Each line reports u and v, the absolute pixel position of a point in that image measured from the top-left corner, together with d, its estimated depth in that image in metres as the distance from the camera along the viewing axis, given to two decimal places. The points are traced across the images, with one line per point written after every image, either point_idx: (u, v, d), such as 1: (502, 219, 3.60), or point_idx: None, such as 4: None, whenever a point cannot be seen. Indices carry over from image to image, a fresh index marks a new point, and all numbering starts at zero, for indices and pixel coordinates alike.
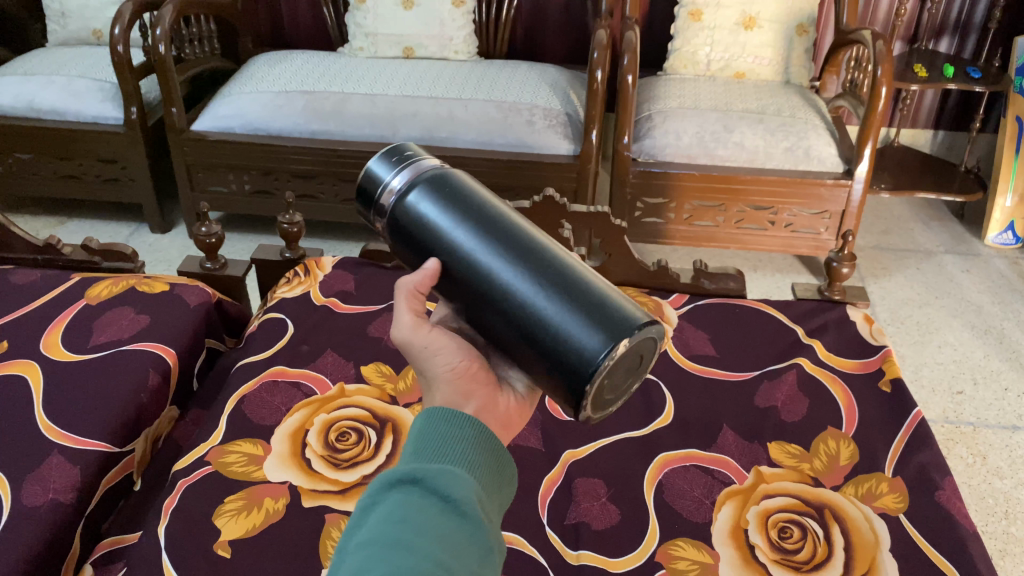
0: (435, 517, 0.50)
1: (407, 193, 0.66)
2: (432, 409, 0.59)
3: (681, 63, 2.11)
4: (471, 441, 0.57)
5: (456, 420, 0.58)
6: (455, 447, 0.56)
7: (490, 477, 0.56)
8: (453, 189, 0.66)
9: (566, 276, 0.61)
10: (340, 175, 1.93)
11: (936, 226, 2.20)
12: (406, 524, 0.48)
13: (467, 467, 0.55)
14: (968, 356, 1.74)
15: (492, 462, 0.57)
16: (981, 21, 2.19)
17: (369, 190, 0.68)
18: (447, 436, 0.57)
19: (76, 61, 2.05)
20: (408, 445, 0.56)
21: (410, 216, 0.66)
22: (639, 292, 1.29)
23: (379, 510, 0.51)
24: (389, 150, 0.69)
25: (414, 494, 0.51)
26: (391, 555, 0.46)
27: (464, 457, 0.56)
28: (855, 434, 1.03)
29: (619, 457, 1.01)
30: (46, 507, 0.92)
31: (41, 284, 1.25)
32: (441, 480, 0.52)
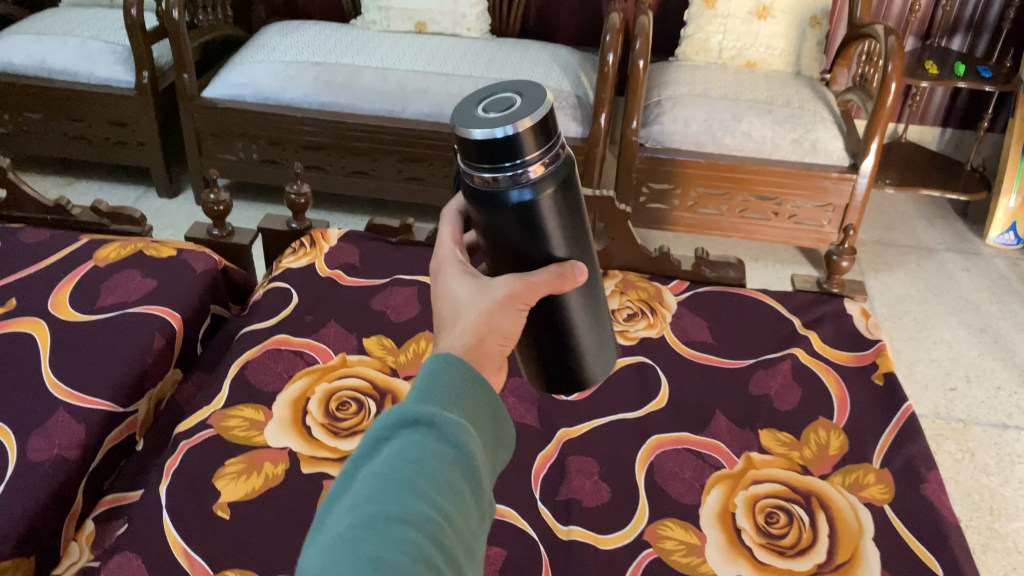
0: (448, 466, 0.48)
1: (530, 196, 0.57)
2: (450, 350, 0.55)
3: (693, 50, 2.11)
4: (486, 383, 0.54)
5: (474, 366, 0.54)
6: (474, 387, 0.53)
7: (495, 424, 0.54)
8: (566, 192, 0.60)
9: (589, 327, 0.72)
10: (348, 148, 1.94)
11: (939, 223, 2.21)
12: (418, 468, 0.46)
13: (479, 413, 0.52)
14: (963, 354, 1.75)
15: (499, 409, 0.55)
16: (994, 20, 2.18)
17: (493, 164, 0.55)
18: (466, 374, 0.53)
19: (89, 22, 2.06)
20: (423, 370, 0.53)
21: (525, 217, 0.59)
22: (640, 277, 1.30)
23: (390, 443, 0.48)
24: (537, 123, 0.54)
25: (427, 436, 0.49)
26: (401, 498, 0.44)
27: (479, 401, 0.53)
28: (846, 425, 1.05)
29: (612, 438, 1.03)
30: (50, 462, 0.94)
31: (50, 244, 1.27)
32: (456, 428, 0.50)
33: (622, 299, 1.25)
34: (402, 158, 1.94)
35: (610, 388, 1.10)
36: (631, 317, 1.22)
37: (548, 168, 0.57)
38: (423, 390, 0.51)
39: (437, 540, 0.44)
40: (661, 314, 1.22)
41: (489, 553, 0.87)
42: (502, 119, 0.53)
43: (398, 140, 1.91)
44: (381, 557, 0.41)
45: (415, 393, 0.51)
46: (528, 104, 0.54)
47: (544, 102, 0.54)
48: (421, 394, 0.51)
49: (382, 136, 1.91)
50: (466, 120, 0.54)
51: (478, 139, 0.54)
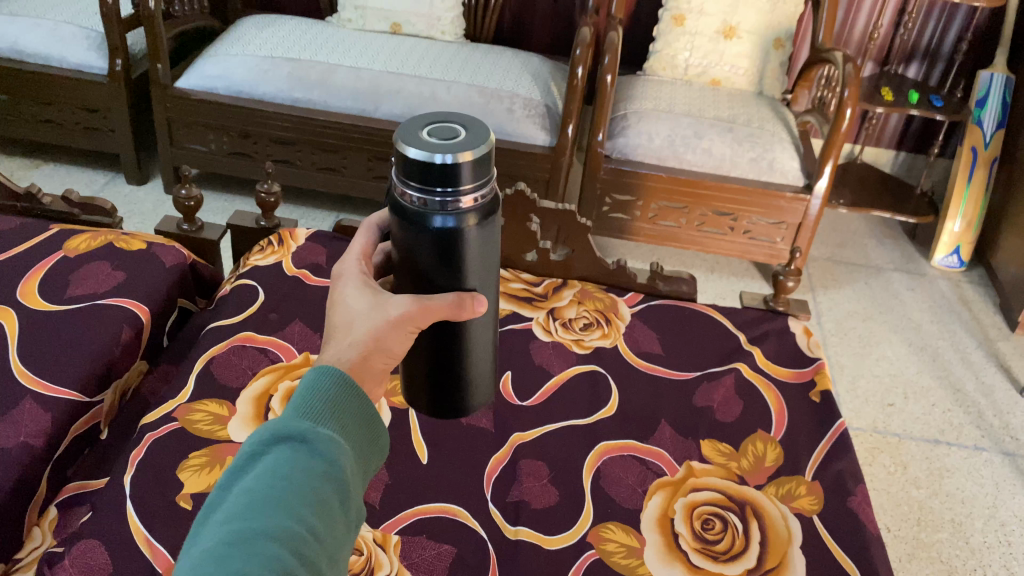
0: (315, 482, 0.53)
1: (448, 229, 0.58)
2: (326, 365, 0.60)
3: (661, 66, 2.17)
4: (359, 401, 0.59)
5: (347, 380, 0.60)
6: (346, 406, 0.58)
7: (366, 440, 0.59)
8: (489, 232, 0.61)
9: (484, 353, 0.72)
10: (319, 145, 1.97)
11: (888, 243, 2.30)
12: (287, 485, 0.51)
13: (349, 430, 0.58)
14: (903, 371, 1.84)
15: (369, 426, 0.60)
16: (949, 51, 2.28)
17: (427, 181, 0.55)
18: (340, 395, 0.58)
19: (63, 6, 2.06)
20: (300, 391, 0.58)
21: (442, 242, 0.59)
22: (597, 288, 1.35)
23: (263, 462, 0.53)
24: (478, 160, 0.55)
25: (299, 455, 0.54)
26: (268, 513, 0.50)
27: (349, 420, 0.58)
28: (782, 438, 1.12)
29: (562, 443, 1.08)
30: (17, 449, 0.97)
31: (20, 232, 1.29)
32: (324, 445, 0.55)
33: (579, 309, 1.30)
34: (372, 157, 1.97)
35: (563, 394, 1.16)
36: (586, 327, 1.27)
37: (475, 205, 0.58)
38: (297, 412, 0.56)
39: (301, 550, 0.49)
40: (615, 324, 1.28)
41: (439, 550, 0.91)
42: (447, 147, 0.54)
43: (369, 139, 1.94)
44: (247, 566, 0.46)
45: (289, 415, 0.56)
46: (474, 139, 0.55)
47: (489, 141, 0.55)
48: (296, 415, 0.56)
49: (354, 135, 1.94)
50: (410, 138, 0.55)
51: (416, 159, 0.54)
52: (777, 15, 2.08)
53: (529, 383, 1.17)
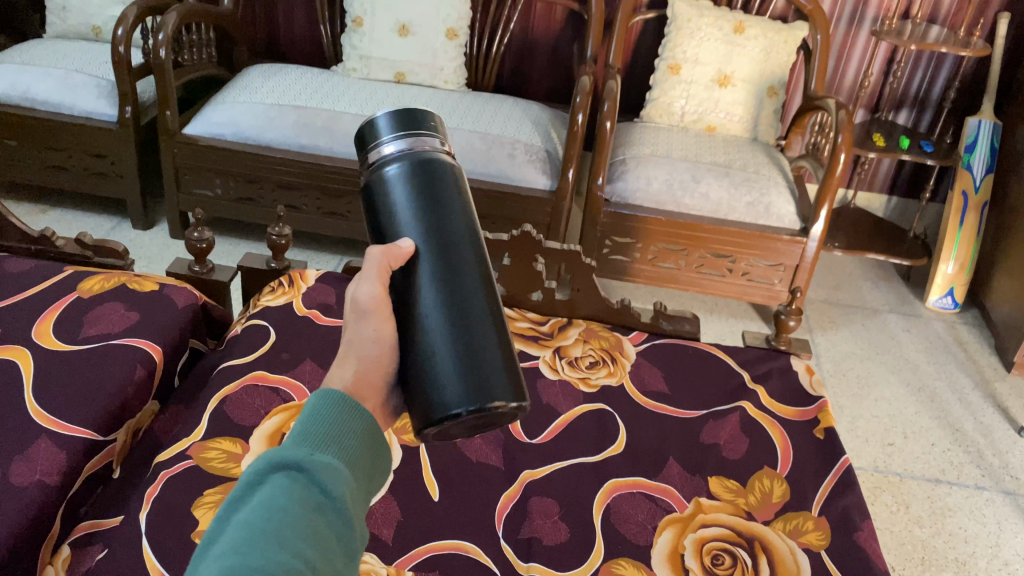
0: (312, 513, 0.51)
1: (392, 169, 0.65)
2: (326, 391, 0.59)
3: (658, 113, 2.23)
4: (359, 429, 0.58)
5: (349, 405, 0.58)
6: (345, 433, 0.57)
7: (367, 467, 0.57)
8: (439, 187, 0.66)
9: (470, 323, 0.61)
10: (323, 189, 2.00)
11: (884, 285, 2.33)
12: (283, 515, 0.49)
13: (351, 456, 0.56)
14: (902, 412, 1.85)
15: (371, 452, 0.58)
16: (937, 98, 2.34)
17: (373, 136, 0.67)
18: (337, 422, 0.57)
19: (74, 56, 2.11)
20: (299, 422, 0.56)
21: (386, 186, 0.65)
22: (602, 327, 1.38)
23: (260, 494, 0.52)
24: (414, 113, 0.67)
25: (296, 484, 0.52)
26: (264, 547, 0.47)
27: (350, 447, 0.57)
28: (788, 475, 1.13)
29: (572, 481, 1.09)
30: (33, 487, 0.98)
31: (35, 273, 1.31)
32: (324, 473, 0.53)
33: (584, 347, 1.32)
34: None
35: (571, 432, 1.17)
36: (592, 365, 1.29)
37: (423, 153, 0.66)
38: (295, 441, 0.55)
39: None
40: (620, 363, 1.30)
41: None
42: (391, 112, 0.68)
43: None
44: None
45: (288, 445, 0.55)
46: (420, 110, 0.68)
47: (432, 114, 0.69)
48: (295, 443, 0.55)
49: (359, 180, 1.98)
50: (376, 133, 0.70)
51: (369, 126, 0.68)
52: (770, 64, 2.15)
53: (537, 422, 1.18)
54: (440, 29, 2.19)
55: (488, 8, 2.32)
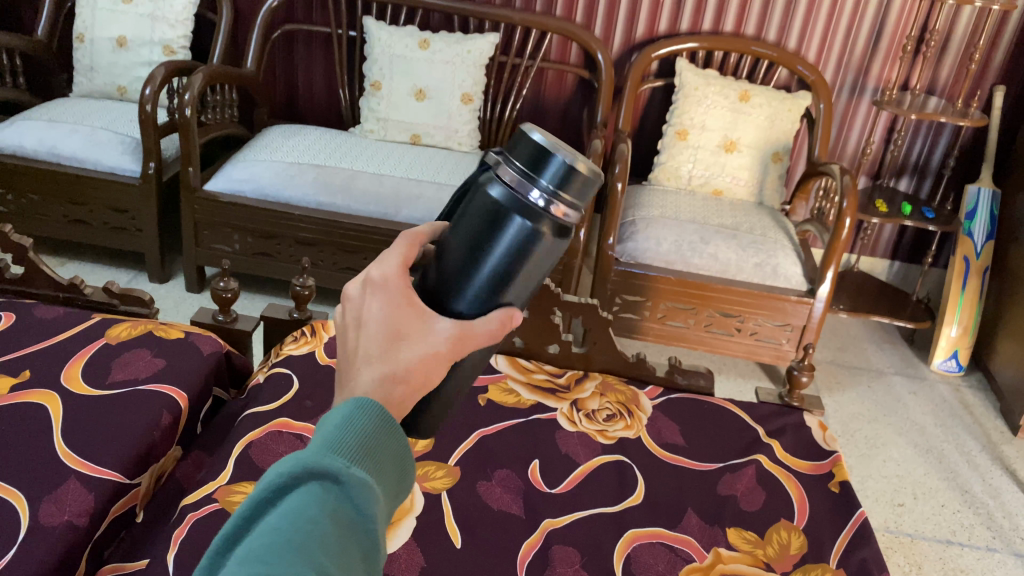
0: (341, 535, 0.45)
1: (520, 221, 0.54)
2: (365, 398, 0.50)
3: (665, 176, 2.29)
4: (397, 438, 0.50)
5: (387, 415, 0.50)
6: (385, 441, 0.50)
7: (398, 481, 0.51)
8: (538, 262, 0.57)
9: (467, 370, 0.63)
10: (339, 245, 2.05)
11: (888, 348, 2.36)
12: (310, 536, 0.44)
13: (385, 470, 0.49)
14: (910, 473, 1.86)
15: (406, 462, 0.51)
16: (936, 166, 2.41)
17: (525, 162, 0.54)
18: (379, 430, 0.49)
19: (101, 114, 2.18)
20: (337, 421, 0.49)
21: (490, 219, 0.55)
22: (618, 380, 1.40)
23: (284, 502, 0.46)
24: (586, 180, 0.53)
25: (325, 497, 0.46)
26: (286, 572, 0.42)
27: (386, 459, 0.50)
28: (805, 527, 1.14)
29: (592, 530, 1.10)
30: (62, 527, 0.99)
31: (63, 320, 1.33)
32: (357, 491, 0.47)
33: (601, 400, 1.34)
34: None
35: (589, 483, 1.18)
36: (610, 418, 1.31)
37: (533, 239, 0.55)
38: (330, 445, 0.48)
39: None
40: (637, 416, 1.32)
41: None
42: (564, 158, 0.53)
43: (389, 240, 2.02)
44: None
45: (321, 446, 0.48)
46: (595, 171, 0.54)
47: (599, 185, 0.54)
48: (328, 449, 0.48)
49: (374, 236, 2.02)
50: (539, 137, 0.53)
51: (529, 142, 0.54)
52: (775, 131, 2.21)
53: (556, 472, 1.20)
54: (456, 94, 2.26)
55: (501, 75, 2.41)
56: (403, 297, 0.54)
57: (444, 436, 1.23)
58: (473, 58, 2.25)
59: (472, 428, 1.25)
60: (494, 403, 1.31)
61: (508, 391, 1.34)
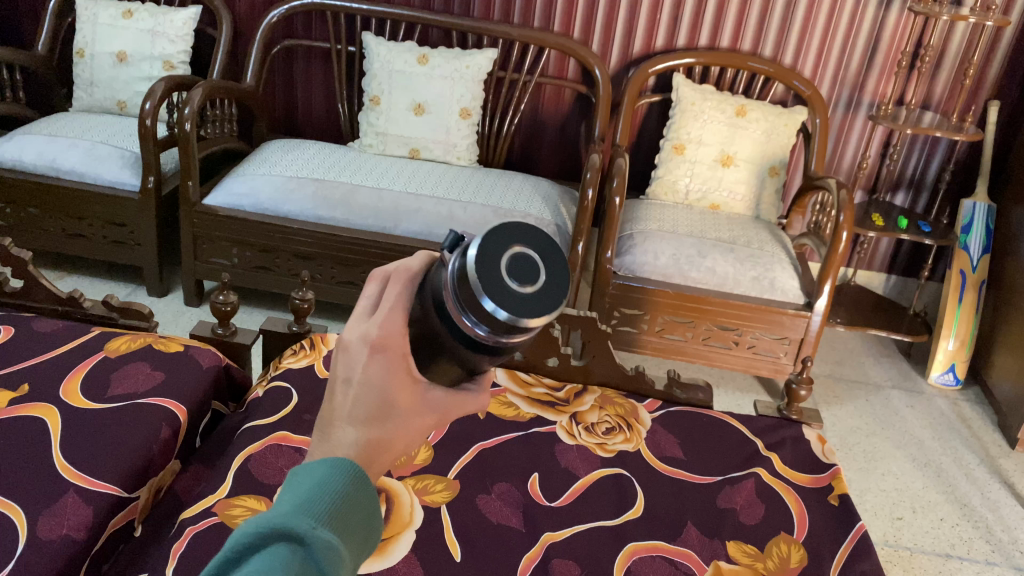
0: None
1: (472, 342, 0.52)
2: (339, 459, 0.49)
3: (663, 190, 2.30)
4: (368, 500, 0.50)
5: (359, 478, 0.50)
6: (356, 503, 0.49)
7: (371, 530, 0.50)
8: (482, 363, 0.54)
9: None
10: (338, 259, 2.05)
11: (886, 362, 2.37)
12: None
13: (354, 530, 0.49)
14: (909, 486, 1.86)
15: (379, 512, 0.51)
16: (932, 181, 2.43)
17: (476, 294, 0.49)
18: (348, 493, 0.49)
19: (100, 128, 2.18)
20: (311, 479, 0.49)
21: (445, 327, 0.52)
22: (617, 394, 1.40)
23: (252, 562, 0.46)
24: (538, 325, 0.49)
25: (293, 560, 0.46)
26: None
27: (357, 519, 0.49)
28: (805, 540, 1.14)
29: (592, 544, 1.10)
30: (60, 541, 0.98)
31: (62, 334, 1.33)
32: (320, 557, 0.46)
33: (601, 413, 1.34)
34: None
35: (588, 496, 1.18)
36: (609, 432, 1.31)
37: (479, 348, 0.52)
38: (302, 503, 0.48)
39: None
40: (636, 430, 1.32)
41: None
42: (511, 302, 0.48)
43: (387, 253, 2.02)
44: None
45: (293, 504, 0.47)
46: (552, 287, 0.50)
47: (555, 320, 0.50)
48: (297, 510, 0.47)
49: (373, 250, 2.02)
50: (492, 270, 0.49)
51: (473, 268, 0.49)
52: (772, 145, 2.23)
53: (555, 485, 1.20)
54: (455, 109, 2.27)
55: (500, 90, 2.42)
56: (403, 364, 0.50)
57: (443, 450, 1.23)
58: (471, 73, 2.27)
59: (471, 442, 1.25)
60: (493, 417, 1.31)
61: (507, 405, 1.34)
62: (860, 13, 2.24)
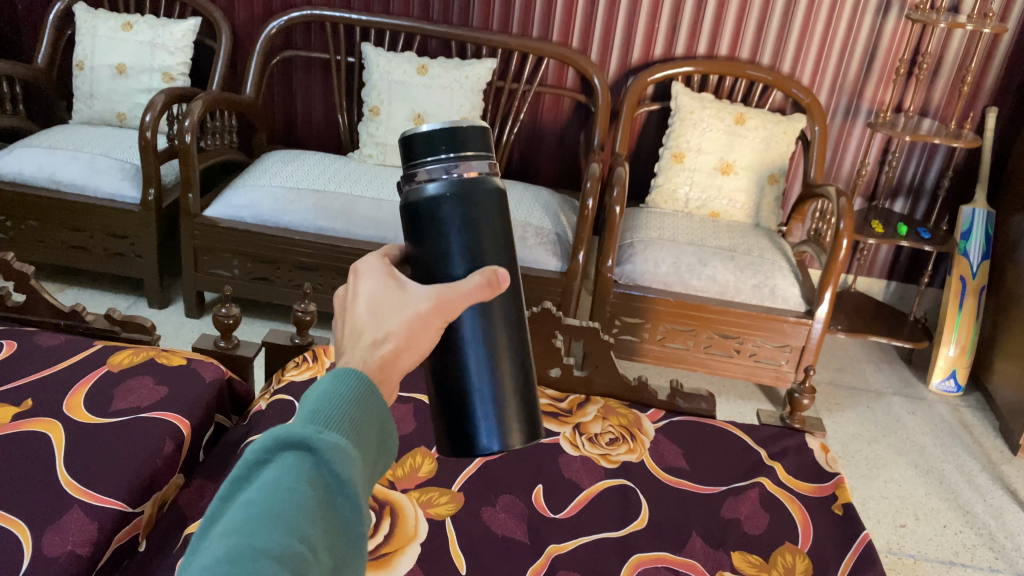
0: (320, 496, 0.47)
1: (446, 200, 0.57)
2: (340, 371, 0.53)
3: (662, 199, 2.30)
4: (372, 409, 0.52)
5: (362, 384, 0.53)
6: (360, 409, 0.52)
7: (376, 447, 0.53)
8: (485, 218, 0.58)
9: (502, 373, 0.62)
10: (339, 270, 2.05)
11: (886, 368, 2.37)
12: (289, 496, 0.45)
13: (362, 435, 0.51)
14: (911, 493, 1.86)
15: (382, 429, 0.53)
16: (931, 187, 2.43)
17: (411, 152, 0.57)
18: (352, 399, 0.52)
19: (100, 141, 2.19)
20: (313, 396, 0.51)
21: (429, 211, 0.57)
22: (619, 404, 1.41)
23: (267, 470, 0.47)
24: (466, 126, 0.57)
25: (303, 463, 0.47)
26: (267, 533, 0.43)
27: (362, 424, 0.51)
28: (810, 549, 1.14)
29: (597, 555, 1.10)
30: (65, 557, 0.98)
31: (65, 348, 1.34)
32: (333, 451, 0.48)
33: (604, 424, 1.34)
34: None
35: (593, 508, 1.18)
36: (612, 442, 1.31)
37: (462, 195, 0.57)
38: (306, 418, 0.50)
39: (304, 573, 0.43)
40: (640, 440, 1.32)
41: None
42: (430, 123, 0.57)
43: None
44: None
45: (298, 418, 0.50)
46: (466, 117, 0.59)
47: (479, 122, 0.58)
48: (305, 420, 0.50)
49: None
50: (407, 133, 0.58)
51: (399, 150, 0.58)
52: (771, 153, 2.23)
53: (559, 497, 1.20)
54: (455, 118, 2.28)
55: (499, 99, 2.43)
56: (386, 272, 0.58)
57: (447, 462, 1.23)
58: (471, 83, 2.27)
59: None
60: None
61: None
62: (858, 22, 2.25)
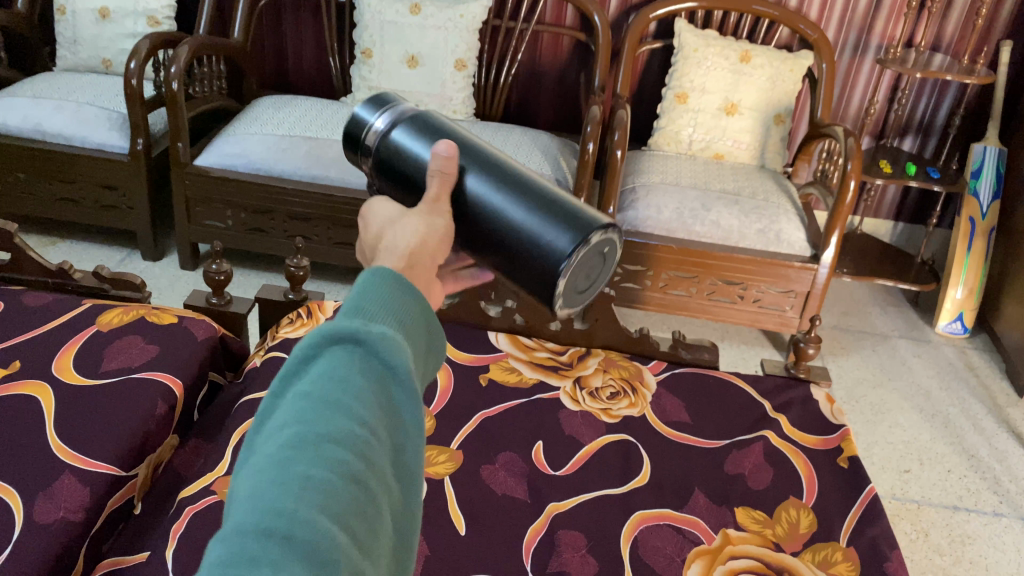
0: (374, 382, 0.47)
1: (390, 131, 0.68)
2: (377, 267, 0.53)
3: (665, 141, 2.24)
4: (413, 299, 0.52)
5: (400, 278, 0.52)
6: (404, 300, 0.51)
7: (424, 334, 0.52)
8: (428, 124, 0.67)
9: (547, 201, 0.62)
10: (335, 220, 2.01)
11: (892, 311, 2.34)
12: (342, 385, 0.46)
13: (409, 322, 0.51)
14: (916, 438, 1.85)
15: (427, 318, 0.53)
16: (941, 125, 2.37)
17: (355, 132, 0.70)
18: (392, 292, 0.51)
19: (86, 89, 2.12)
20: (355, 291, 0.51)
21: (387, 148, 0.67)
22: (621, 356, 1.38)
23: (315, 366, 0.47)
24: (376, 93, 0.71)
25: (352, 356, 0.47)
26: (326, 422, 0.44)
27: (406, 315, 0.51)
28: (815, 504, 1.12)
29: (598, 513, 1.08)
30: (57, 524, 0.97)
31: (53, 307, 1.30)
32: (383, 342, 0.48)
33: (605, 377, 1.32)
34: None
35: (594, 464, 1.16)
36: (613, 395, 1.29)
37: (400, 124, 0.67)
38: (349, 311, 0.49)
39: (367, 455, 0.44)
40: (641, 393, 1.30)
41: None
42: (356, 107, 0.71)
43: None
44: (311, 472, 0.42)
45: (342, 312, 0.49)
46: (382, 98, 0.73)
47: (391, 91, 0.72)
48: (348, 313, 0.49)
49: None
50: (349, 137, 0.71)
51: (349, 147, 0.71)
52: (777, 92, 2.16)
53: (560, 453, 1.18)
54: (449, 60, 2.20)
55: (496, 39, 2.35)
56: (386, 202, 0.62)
57: (445, 420, 1.21)
58: (465, 23, 2.19)
59: (473, 411, 1.23)
60: (496, 383, 1.29)
61: (510, 371, 1.31)
62: None
